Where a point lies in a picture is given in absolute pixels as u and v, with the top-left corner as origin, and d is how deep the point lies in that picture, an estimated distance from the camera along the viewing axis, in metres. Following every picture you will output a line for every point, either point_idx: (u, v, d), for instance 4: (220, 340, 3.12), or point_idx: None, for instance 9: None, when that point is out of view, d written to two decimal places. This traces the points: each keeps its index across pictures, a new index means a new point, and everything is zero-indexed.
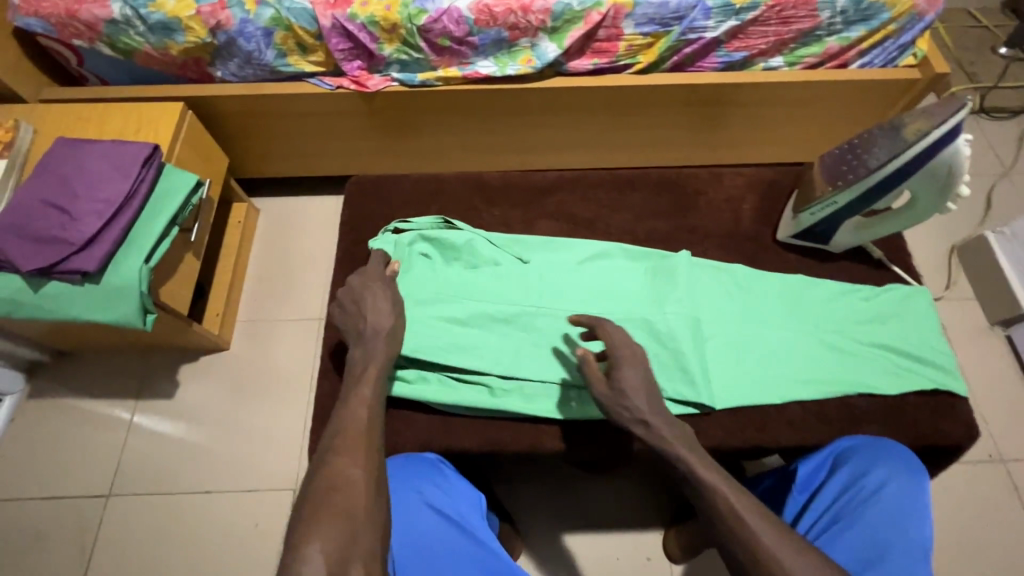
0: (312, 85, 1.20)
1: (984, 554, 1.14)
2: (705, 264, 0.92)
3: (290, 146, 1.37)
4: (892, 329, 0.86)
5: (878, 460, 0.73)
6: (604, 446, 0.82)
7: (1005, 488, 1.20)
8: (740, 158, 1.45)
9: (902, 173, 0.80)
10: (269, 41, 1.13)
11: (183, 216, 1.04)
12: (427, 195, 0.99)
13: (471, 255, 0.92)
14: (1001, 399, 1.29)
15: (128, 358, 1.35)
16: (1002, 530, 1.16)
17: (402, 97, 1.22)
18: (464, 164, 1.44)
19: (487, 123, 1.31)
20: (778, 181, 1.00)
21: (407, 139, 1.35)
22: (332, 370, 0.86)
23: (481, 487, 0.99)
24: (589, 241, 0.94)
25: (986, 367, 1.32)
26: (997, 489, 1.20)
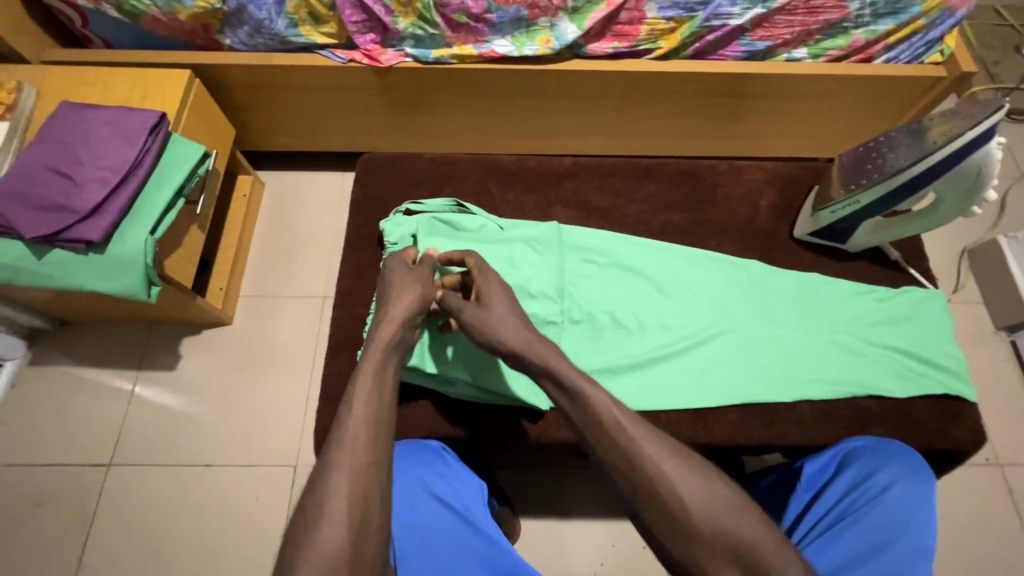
0: (324, 58, 1.17)
1: (976, 555, 1.16)
2: (719, 258, 0.91)
3: (298, 120, 1.35)
4: (905, 332, 0.86)
5: (885, 462, 0.73)
6: None
7: (1001, 491, 1.21)
8: (755, 151, 1.42)
9: (929, 175, 0.78)
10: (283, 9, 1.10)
11: (189, 188, 1.02)
12: (440, 176, 0.98)
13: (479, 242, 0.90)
14: (1002, 403, 1.29)
15: (129, 329, 1.34)
16: (994, 532, 1.17)
17: (417, 73, 1.19)
18: (476, 146, 1.42)
19: (502, 102, 1.27)
20: (797, 176, 0.98)
21: (419, 117, 1.33)
22: (338, 351, 0.85)
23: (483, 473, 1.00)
24: (602, 231, 0.93)
25: (990, 371, 1.32)
26: (993, 492, 1.21)
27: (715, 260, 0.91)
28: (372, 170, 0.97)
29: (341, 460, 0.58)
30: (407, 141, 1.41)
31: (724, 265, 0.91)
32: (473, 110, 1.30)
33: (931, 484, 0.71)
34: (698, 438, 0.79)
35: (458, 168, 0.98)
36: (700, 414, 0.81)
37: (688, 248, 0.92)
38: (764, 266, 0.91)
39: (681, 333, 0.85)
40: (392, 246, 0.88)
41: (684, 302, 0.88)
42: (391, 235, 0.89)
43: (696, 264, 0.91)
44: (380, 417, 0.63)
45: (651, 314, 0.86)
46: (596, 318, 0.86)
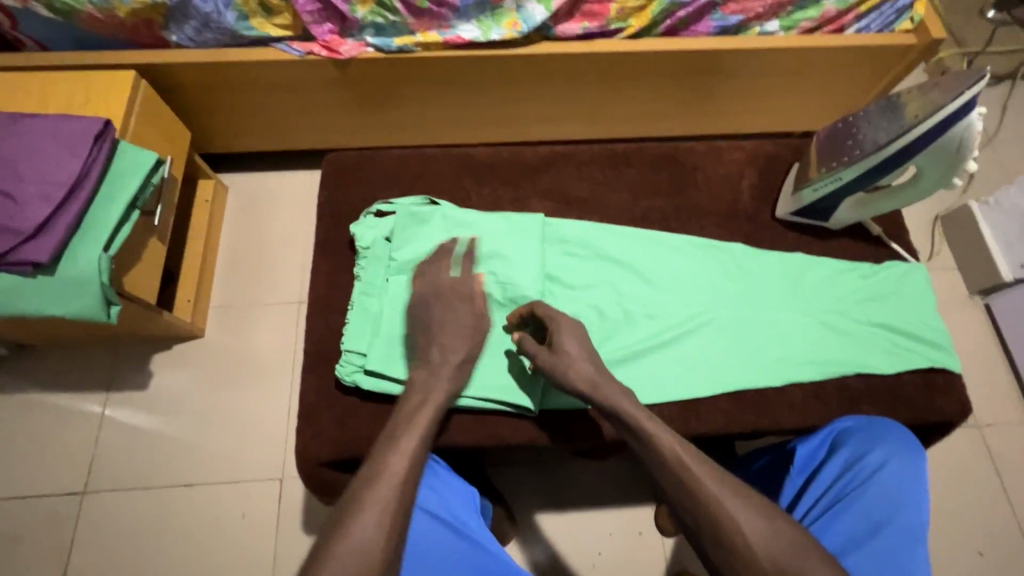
0: (280, 52, 1.10)
1: (961, 514, 1.19)
2: (703, 244, 0.89)
3: (258, 119, 1.28)
4: (891, 308, 0.85)
5: (878, 444, 0.73)
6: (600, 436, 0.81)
7: (981, 452, 1.24)
8: (730, 128, 1.41)
9: (911, 149, 0.77)
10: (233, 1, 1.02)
11: (143, 199, 0.96)
12: (412, 174, 0.93)
13: (453, 242, 0.86)
14: (979, 366, 1.32)
15: (94, 349, 1.27)
16: (976, 491, 1.21)
17: (381, 64, 1.14)
18: (448, 137, 1.38)
19: (473, 90, 1.23)
20: (777, 154, 0.96)
21: (387, 110, 1.27)
22: (317, 363, 0.81)
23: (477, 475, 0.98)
24: (580, 222, 0.90)
25: (968, 335, 1.35)
26: (973, 453, 1.24)
27: (702, 244, 0.89)
28: (340, 171, 0.92)
29: None
30: (375, 135, 1.35)
31: (712, 249, 0.89)
32: (443, 100, 1.25)
33: (922, 465, 0.71)
34: (693, 429, 0.78)
35: (430, 163, 0.94)
36: (692, 405, 0.80)
37: (671, 235, 0.90)
38: (749, 249, 0.89)
39: (669, 321, 0.84)
40: (365, 252, 0.86)
41: (671, 290, 0.86)
42: (362, 238, 0.85)
43: (682, 250, 0.89)
44: None
45: (638, 305, 0.85)
46: (584, 314, 0.84)
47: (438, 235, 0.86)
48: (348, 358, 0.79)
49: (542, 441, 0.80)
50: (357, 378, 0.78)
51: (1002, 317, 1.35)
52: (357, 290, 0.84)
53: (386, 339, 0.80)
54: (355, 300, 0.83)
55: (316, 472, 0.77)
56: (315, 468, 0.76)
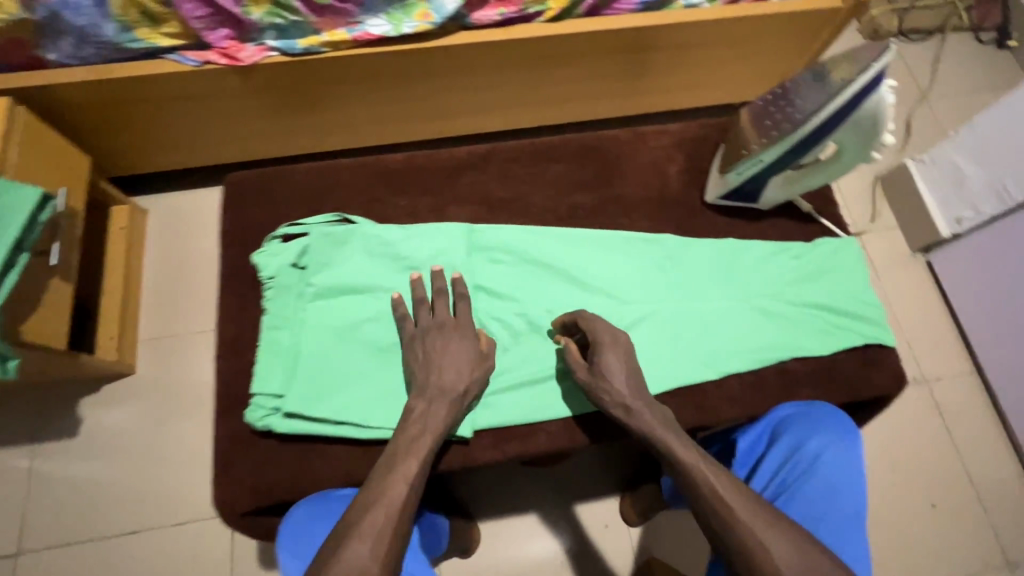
0: (173, 63, 1.01)
1: (913, 470, 1.23)
2: (633, 237, 0.87)
3: (167, 140, 1.19)
4: (825, 286, 0.85)
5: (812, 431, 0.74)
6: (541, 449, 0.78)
7: (928, 407, 1.28)
8: (668, 105, 1.38)
9: (827, 127, 0.75)
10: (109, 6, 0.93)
11: (30, 240, 0.87)
12: (321, 188, 0.88)
13: (371, 264, 0.82)
14: (923, 322, 1.36)
15: (12, 400, 1.18)
16: (925, 446, 1.25)
17: (289, 71, 1.07)
18: (377, 138, 1.31)
19: (393, 87, 1.16)
20: (704, 136, 0.94)
21: (306, 115, 1.20)
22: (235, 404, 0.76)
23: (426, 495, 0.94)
24: (501, 227, 0.86)
25: (911, 293, 1.38)
26: (921, 409, 1.28)
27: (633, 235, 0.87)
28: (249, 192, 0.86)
29: None
30: (297, 144, 1.28)
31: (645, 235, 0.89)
32: (364, 103, 1.19)
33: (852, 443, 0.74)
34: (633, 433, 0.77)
35: (343, 175, 0.88)
36: None
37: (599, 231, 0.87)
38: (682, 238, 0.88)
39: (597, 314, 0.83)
40: (270, 282, 0.80)
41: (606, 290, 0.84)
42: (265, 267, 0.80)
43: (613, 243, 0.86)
44: None
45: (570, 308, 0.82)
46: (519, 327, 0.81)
47: (356, 258, 0.82)
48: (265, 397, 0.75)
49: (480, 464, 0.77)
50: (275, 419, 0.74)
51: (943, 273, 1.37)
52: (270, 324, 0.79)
53: (304, 372, 0.76)
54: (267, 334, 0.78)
55: (247, 519, 0.73)
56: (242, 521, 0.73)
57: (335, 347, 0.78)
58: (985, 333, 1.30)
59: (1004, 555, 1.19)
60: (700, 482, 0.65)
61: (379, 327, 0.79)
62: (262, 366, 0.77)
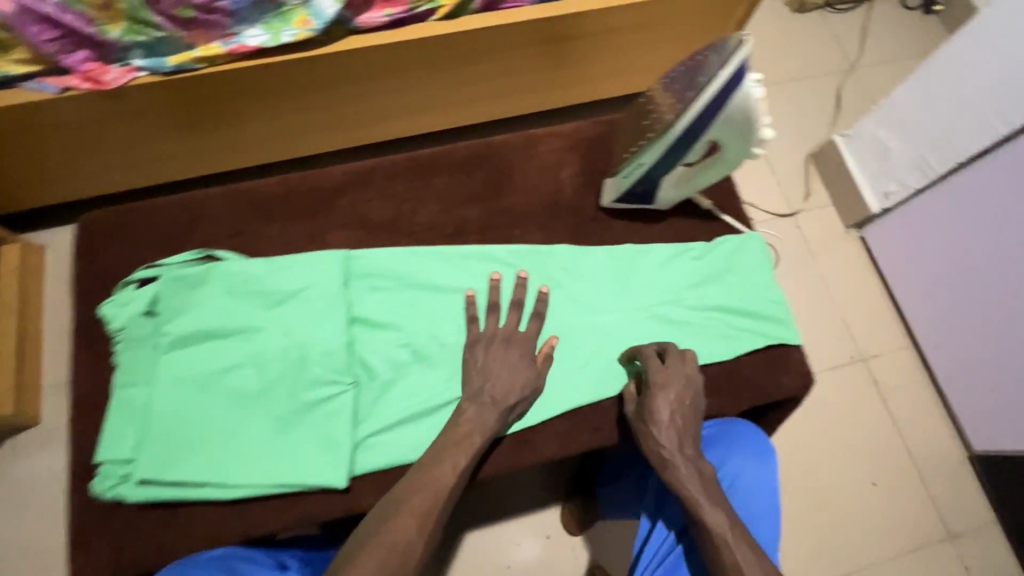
0: (30, 91, 1.00)
1: (808, 427, 1.48)
2: (522, 251, 1.02)
3: (79, 179, 1.20)
4: (722, 288, 1.02)
5: (743, 450, 0.91)
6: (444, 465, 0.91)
7: (867, 382, 1.53)
8: (593, 96, 1.40)
9: (703, 122, 0.83)
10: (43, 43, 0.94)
11: None
12: (183, 226, 1.00)
13: (230, 329, 0.93)
14: (819, 305, 1.59)
15: None
16: (825, 408, 1.50)
17: (178, 93, 1.07)
18: (282, 150, 1.29)
19: (290, 101, 1.16)
20: (589, 137, 1.10)
21: (221, 131, 1.19)
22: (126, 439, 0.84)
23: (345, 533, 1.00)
24: (362, 256, 0.99)
25: (806, 286, 1.60)
26: (843, 392, 1.52)
27: (478, 274, 1.00)
28: (160, 244, 0.99)
29: None
30: (204, 168, 1.27)
31: (500, 267, 1.00)
32: (268, 123, 1.20)
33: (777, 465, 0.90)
34: (526, 458, 0.92)
35: (261, 217, 1.02)
36: (525, 435, 0.92)
37: (471, 250, 1.01)
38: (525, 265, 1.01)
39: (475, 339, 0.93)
40: (119, 333, 0.92)
41: (467, 318, 0.96)
42: (113, 320, 0.92)
43: (479, 279, 1.00)
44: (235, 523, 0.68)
45: (455, 327, 0.97)
46: (402, 354, 0.95)
47: (215, 324, 0.92)
48: (117, 465, 0.86)
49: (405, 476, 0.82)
50: (131, 485, 0.85)
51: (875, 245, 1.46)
52: (117, 410, 0.89)
53: (160, 438, 0.87)
54: (117, 417, 0.88)
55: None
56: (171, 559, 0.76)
57: (191, 411, 0.89)
58: (940, 295, 1.47)
59: (866, 475, 1.46)
60: (678, 488, 0.80)
61: (232, 388, 0.90)
62: (114, 440, 0.87)
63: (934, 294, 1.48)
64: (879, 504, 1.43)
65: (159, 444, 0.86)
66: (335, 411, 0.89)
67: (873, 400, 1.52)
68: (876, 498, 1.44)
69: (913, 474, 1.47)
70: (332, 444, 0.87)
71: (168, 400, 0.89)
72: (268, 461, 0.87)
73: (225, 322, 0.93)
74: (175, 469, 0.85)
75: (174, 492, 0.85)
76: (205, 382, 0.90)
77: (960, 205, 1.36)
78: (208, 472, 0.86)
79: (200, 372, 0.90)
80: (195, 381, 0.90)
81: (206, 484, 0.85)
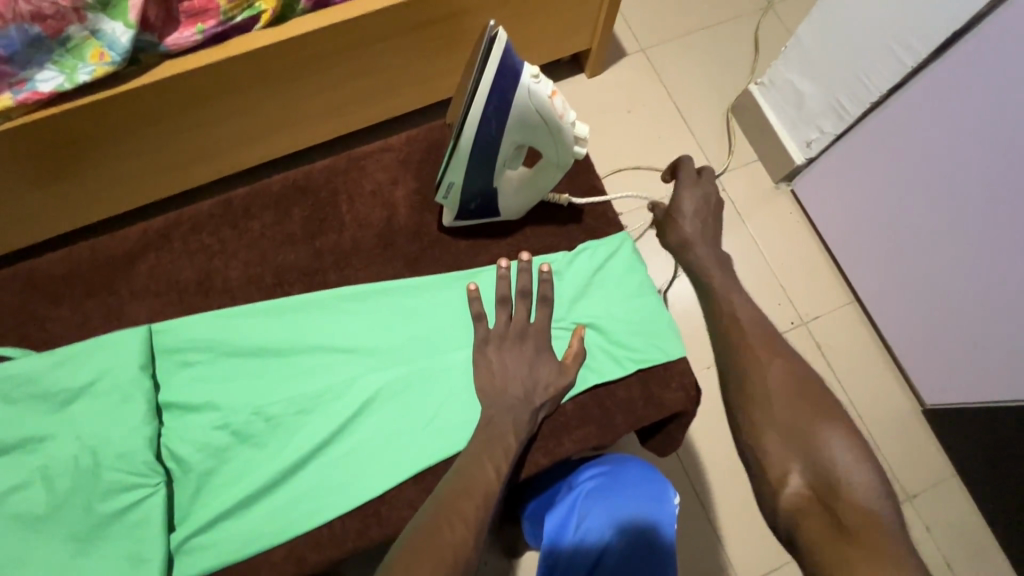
0: (158, 57, 0.86)
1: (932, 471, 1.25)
2: (623, 242, 0.88)
3: (146, 165, 1.00)
4: None
5: (629, 492, 0.77)
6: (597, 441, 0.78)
7: (900, 380, 1.30)
8: None
9: None
10: (185, 42, 0.85)
11: (32, 263, 0.80)
12: (284, 209, 0.84)
13: (279, 324, 0.78)
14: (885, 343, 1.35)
15: None
16: (939, 450, 1.26)
17: (298, 47, 0.92)
18: (381, 116, 1.16)
19: (411, 44, 1.01)
20: None
21: (327, 100, 1.06)
22: (229, 439, 0.72)
23: (522, 499, 0.93)
24: (508, 246, 0.87)
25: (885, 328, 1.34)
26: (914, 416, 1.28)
27: (589, 266, 0.85)
28: (222, 214, 0.83)
29: (436, 555, 0.55)
30: (298, 138, 1.11)
31: (613, 255, 0.86)
32: (385, 77, 1.06)
33: (671, 504, 0.77)
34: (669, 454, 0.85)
35: (354, 173, 0.87)
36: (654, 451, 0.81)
37: (601, 241, 0.87)
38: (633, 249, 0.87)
39: (599, 347, 0.81)
40: None
41: (601, 319, 0.82)
42: (103, 344, 0.73)
43: (599, 270, 0.85)
44: (478, 511, 0.60)
45: (582, 319, 0.82)
46: None
47: (262, 321, 0.78)
48: (118, 529, 0.67)
49: (560, 458, 0.77)
50: (170, 536, 0.69)
51: (890, 225, 1.18)
52: (75, 438, 0.69)
53: (196, 467, 0.71)
54: (83, 459, 0.68)
55: None
56: (315, 560, 0.70)
57: (222, 440, 0.72)
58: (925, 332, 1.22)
59: (902, 487, 1.23)
60: None
61: (284, 401, 0.74)
62: (99, 494, 0.67)
63: (918, 286, 1.18)
64: (914, 521, 1.21)
65: (206, 509, 0.70)
66: (426, 421, 0.75)
67: (904, 410, 1.28)
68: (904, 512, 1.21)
69: (952, 477, 1.25)
70: (436, 436, 0.74)
71: (196, 441, 0.72)
72: (342, 488, 0.72)
73: (217, 341, 0.76)
74: (230, 511, 0.70)
75: (223, 539, 0.69)
76: (254, 422, 0.73)
77: (948, 220, 1.07)
78: (274, 509, 0.71)
79: (233, 416, 0.73)
80: (243, 415, 0.73)
81: (260, 517, 0.70)
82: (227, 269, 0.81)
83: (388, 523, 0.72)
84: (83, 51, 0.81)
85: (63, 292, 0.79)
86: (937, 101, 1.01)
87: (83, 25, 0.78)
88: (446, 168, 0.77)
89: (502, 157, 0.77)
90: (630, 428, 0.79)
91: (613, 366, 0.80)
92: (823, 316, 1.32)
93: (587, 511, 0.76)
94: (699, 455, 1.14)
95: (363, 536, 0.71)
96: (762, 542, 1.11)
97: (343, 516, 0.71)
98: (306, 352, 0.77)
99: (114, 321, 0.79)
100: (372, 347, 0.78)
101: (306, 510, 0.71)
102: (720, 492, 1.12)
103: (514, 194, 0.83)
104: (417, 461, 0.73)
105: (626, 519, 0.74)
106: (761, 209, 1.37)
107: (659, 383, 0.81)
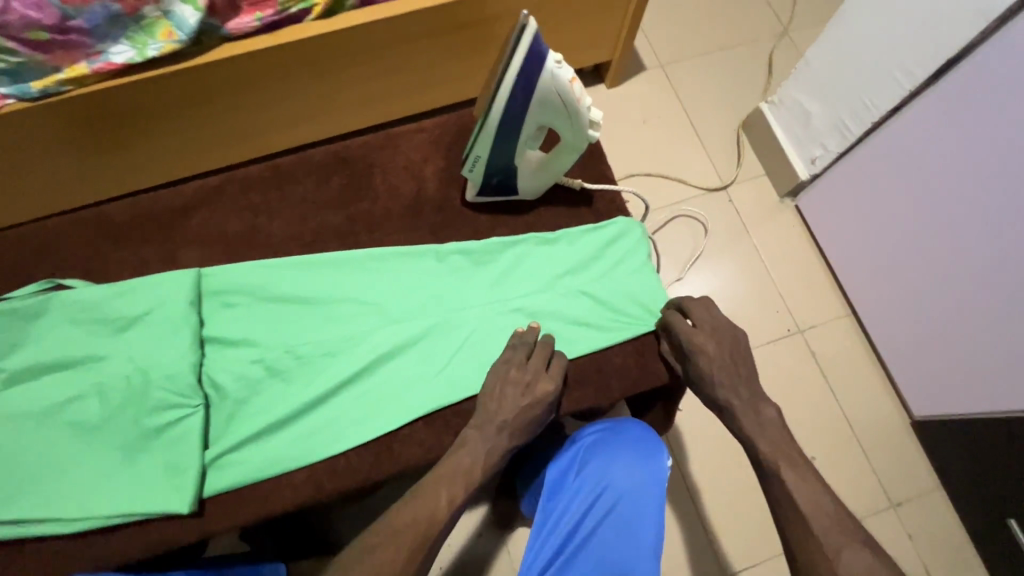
0: (220, 38, 0.96)
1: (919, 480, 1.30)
2: (620, 224, 0.95)
3: (199, 136, 1.10)
4: None
5: (623, 450, 0.83)
6: (594, 404, 0.85)
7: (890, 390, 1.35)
8: None
9: None
10: (245, 27, 0.95)
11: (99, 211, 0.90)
12: (325, 177, 0.94)
13: (316, 277, 0.87)
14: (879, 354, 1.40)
15: None
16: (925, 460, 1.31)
17: (343, 38, 1.01)
18: (412, 105, 1.25)
19: (446, 41, 1.10)
20: None
21: (365, 88, 1.15)
22: (262, 374, 0.81)
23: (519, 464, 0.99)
24: (523, 224, 0.95)
25: None
26: (904, 426, 1.33)
27: (593, 245, 0.94)
28: (270, 177, 0.93)
29: None
30: (337, 120, 1.21)
31: (613, 235, 0.94)
32: (419, 69, 1.16)
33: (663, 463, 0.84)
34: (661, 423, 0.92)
35: (389, 149, 0.96)
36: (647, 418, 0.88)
37: (605, 223, 0.95)
38: (627, 231, 0.95)
39: (591, 311, 0.89)
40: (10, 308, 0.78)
41: (583, 282, 0.91)
42: (161, 280, 0.82)
43: (598, 247, 0.94)
44: None
45: (571, 284, 0.90)
46: (526, 317, 0.87)
47: (300, 272, 0.87)
48: (162, 442, 0.75)
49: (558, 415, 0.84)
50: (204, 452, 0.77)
51: (886, 241, 1.25)
52: (129, 360, 0.77)
53: (232, 395, 0.80)
54: (135, 379, 0.76)
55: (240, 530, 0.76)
56: (331, 487, 0.77)
57: (256, 373, 0.81)
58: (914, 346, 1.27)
59: (887, 494, 1.28)
60: None
61: (314, 342, 0.83)
62: (147, 410, 0.75)
63: (909, 300, 1.24)
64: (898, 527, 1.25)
65: (240, 432, 0.78)
66: (439, 371, 0.83)
67: (891, 418, 1.33)
68: (890, 517, 1.26)
69: (935, 487, 1.29)
70: (448, 386, 0.82)
71: (234, 373, 0.80)
72: (361, 423, 0.79)
73: (260, 286, 0.85)
74: (259, 436, 0.78)
75: (251, 459, 0.77)
76: (286, 360, 0.81)
77: (939, 239, 1.14)
78: (298, 438, 0.78)
79: (269, 353, 0.82)
80: (277, 352, 0.82)
81: (285, 442, 0.78)
82: (270, 227, 0.91)
83: (399, 460, 0.79)
84: (154, 29, 0.91)
85: (125, 237, 0.88)
86: (929, 127, 1.09)
87: (158, 6, 0.89)
88: (474, 142, 0.85)
89: (525, 139, 0.86)
90: (625, 395, 0.86)
91: (604, 330, 0.87)
92: (819, 325, 1.38)
93: (583, 465, 0.83)
94: (693, 443, 1.20)
95: (376, 469, 0.79)
96: (747, 530, 1.16)
97: (359, 451, 0.79)
98: (336, 302, 0.86)
99: (168, 264, 0.88)
100: (395, 302, 0.86)
101: (326, 440, 0.78)
102: (710, 480, 1.18)
103: (532, 174, 0.92)
104: (428, 405, 0.80)
105: (620, 472, 0.81)
106: (767, 221, 1.45)
107: (654, 356, 0.88)
